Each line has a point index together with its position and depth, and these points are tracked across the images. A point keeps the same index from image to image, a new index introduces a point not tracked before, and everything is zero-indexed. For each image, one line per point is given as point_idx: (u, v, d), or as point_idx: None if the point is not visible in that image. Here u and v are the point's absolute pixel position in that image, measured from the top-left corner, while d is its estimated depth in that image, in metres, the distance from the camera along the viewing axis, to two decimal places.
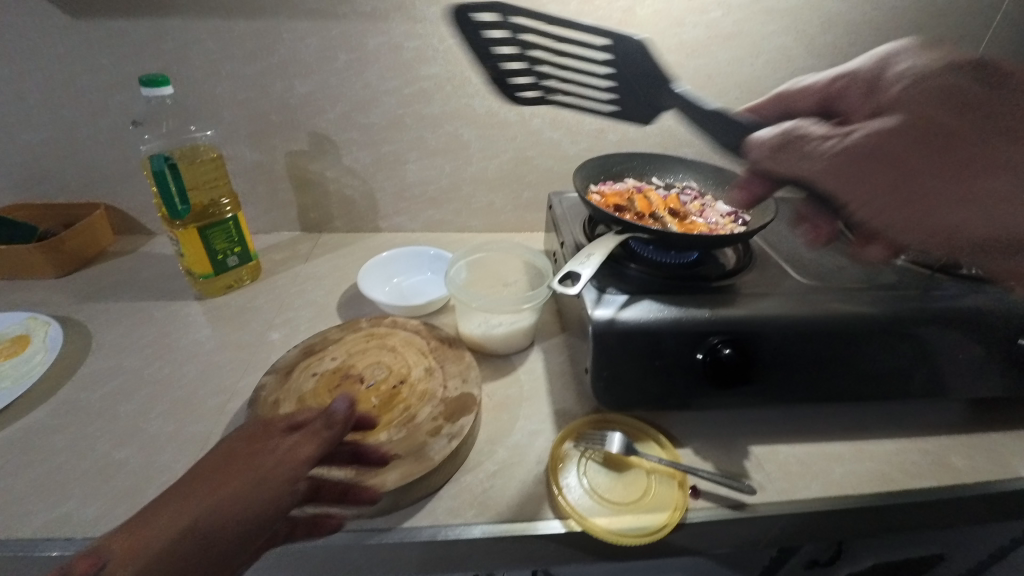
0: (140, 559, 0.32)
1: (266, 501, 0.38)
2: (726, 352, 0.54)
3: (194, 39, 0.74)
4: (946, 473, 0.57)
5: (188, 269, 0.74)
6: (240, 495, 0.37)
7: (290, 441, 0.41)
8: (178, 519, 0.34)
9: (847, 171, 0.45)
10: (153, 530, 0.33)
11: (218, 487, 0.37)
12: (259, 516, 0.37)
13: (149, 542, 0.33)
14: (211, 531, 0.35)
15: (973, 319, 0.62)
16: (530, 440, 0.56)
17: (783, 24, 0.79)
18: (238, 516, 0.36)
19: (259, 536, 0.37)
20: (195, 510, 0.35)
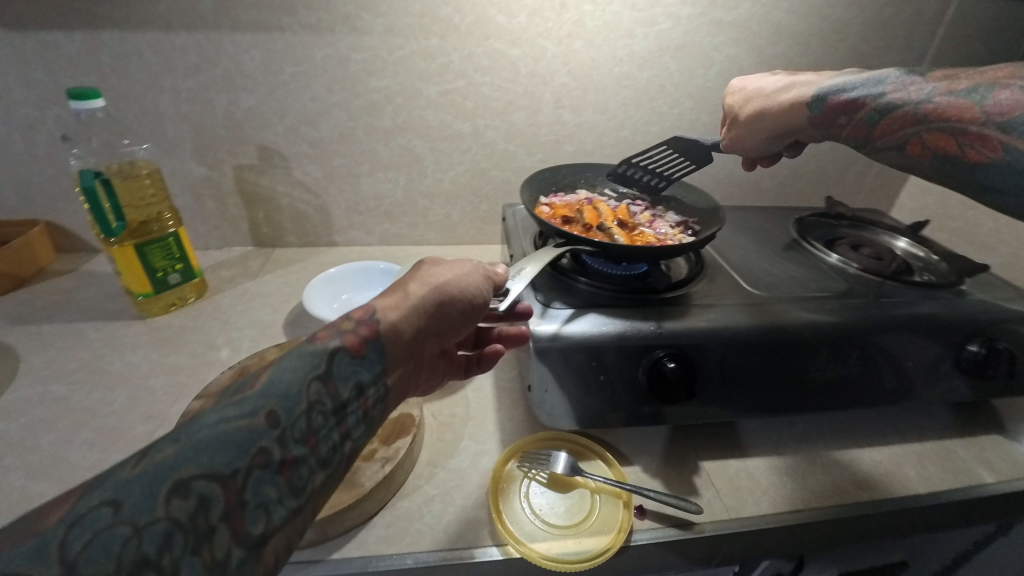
0: (398, 312, 0.39)
1: (481, 279, 0.45)
2: (670, 366, 0.53)
3: (131, 51, 0.71)
4: (898, 483, 0.57)
5: (126, 288, 0.71)
6: (453, 291, 0.42)
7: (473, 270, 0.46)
8: (409, 293, 0.40)
9: (755, 136, 0.62)
10: (396, 296, 0.40)
11: (427, 274, 0.42)
12: (474, 294, 0.43)
13: (402, 302, 0.39)
14: (447, 304, 0.42)
15: (926, 325, 0.61)
16: (473, 462, 0.54)
17: (732, 35, 0.80)
18: (458, 293, 0.42)
19: (475, 309, 0.44)
20: (434, 286, 0.41)
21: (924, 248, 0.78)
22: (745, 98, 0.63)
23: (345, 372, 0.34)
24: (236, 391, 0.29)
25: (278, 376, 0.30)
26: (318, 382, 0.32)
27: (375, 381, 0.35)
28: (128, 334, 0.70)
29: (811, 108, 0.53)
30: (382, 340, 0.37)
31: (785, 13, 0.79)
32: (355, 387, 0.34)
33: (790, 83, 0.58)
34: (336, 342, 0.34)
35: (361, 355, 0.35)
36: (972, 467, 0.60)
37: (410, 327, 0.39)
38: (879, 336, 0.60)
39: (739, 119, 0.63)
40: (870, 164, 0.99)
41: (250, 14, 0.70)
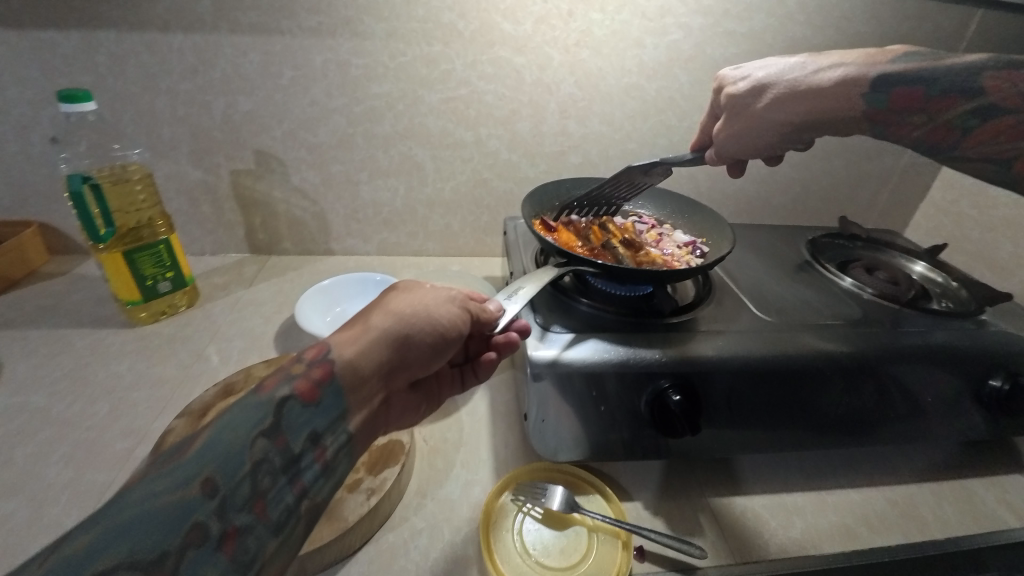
0: (357, 348, 0.37)
1: (456, 306, 0.42)
2: (675, 398, 0.50)
3: (128, 51, 0.69)
4: (912, 526, 0.54)
5: (114, 295, 0.69)
6: (418, 327, 0.39)
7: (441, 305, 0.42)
8: (371, 325, 0.39)
9: (771, 126, 0.55)
10: (357, 331, 0.38)
11: (393, 303, 0.41)
12: (447, 323, 0.41)
13: (363, 337, 0.38)
14: (415, 335, 0.40)
15: (949, 355, 0.58)
16: (464, 492, 0.52)
17: (745, 47, 0.77)
18: (426, 323, 0.40)
19: (448, 339, 0.42)
20: (400, 316, 0.39)
21: (943, 273, 0.74)
22: (756, 89, 0.56)
23: (296, 422, 0.32)
24: (170, 456, 0.28)
25: (215, 437, 0.29)
26: (263, 437, 0.30)
27: (332, 428, 0.34)
28: (115, 343, 0.68)
29: (868, 99, 0.48)
30: (338, 382, 0.35)
31: (801, 25, 0.76)
32: (308, 438, 0.32)
33: (826, 67, 0.52)
34: (285, 390, 0.33)
35: (313, 402, 0.33)
36: (990, 510, 0.57)
37: (370, 364, 0.37)
38: (897, 368, 0.57)
39: (750, 111, 0.57)
40: (885, 183, 0.95)
41: (249, 16, 0.68)
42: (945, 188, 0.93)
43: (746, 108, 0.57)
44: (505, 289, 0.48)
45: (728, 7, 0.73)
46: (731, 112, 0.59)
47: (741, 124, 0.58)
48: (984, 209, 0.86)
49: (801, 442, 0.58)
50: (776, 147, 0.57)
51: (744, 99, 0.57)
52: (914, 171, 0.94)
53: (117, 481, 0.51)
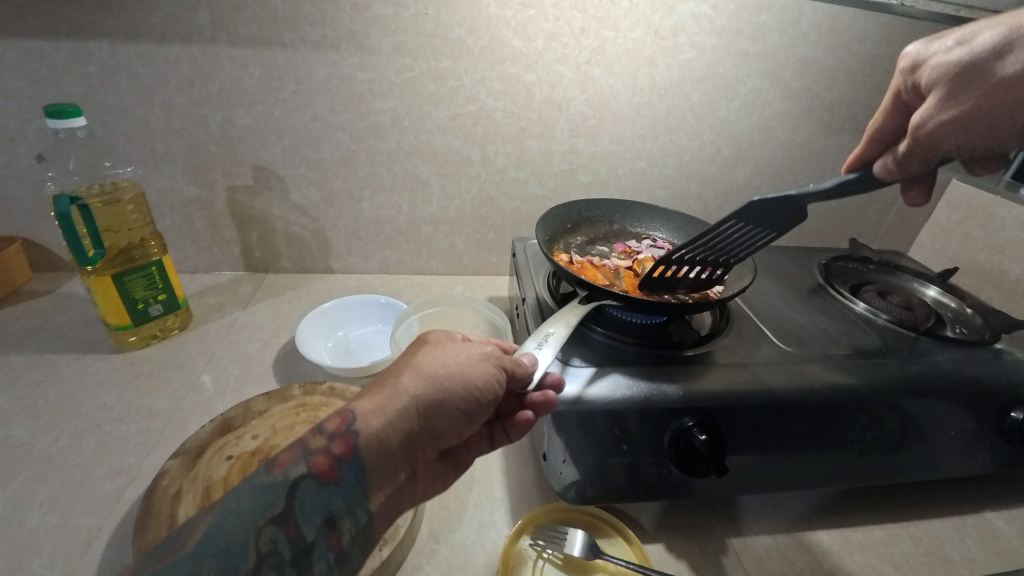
0: (382, 418, 0.33)
1: (495, 363, 0.35)
2: (700, 437, 0.48)
3: (121, 63, 0.66)
4: (939, 565, 0.53)
5: (103, 319, 0.65)
6: (443, 394, 0.33)
7: (473, 363, 0.35)
8: (398, 389, 0.33)
9: (1019, 111, 0.41)
10: (384, 395, 0.34)
11: (425, 359, 0.35)
12: (484, 384, 0.34)
13: (388, 404, 0.33)
14: (447, 400, 0.34)
15: (972, 388, 0.57)
16: (478, 537, 0.50)
17: (758, 67, 0.76)
18: (460, 385, 0.34)
19: (487, 403, 0.35)
20: (430, 378, 0.34)
21: (956, 298, 0.74)
22: (1000, 48, 0.41)
23: (310, 506, 0.30)
24: (165, 552, 0.26)
25: (218, 527, 0.27)
26: (271, 526, 0.28)
27: (351, 510, 0.31)
28: (104, 370, 0.65)
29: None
30: (358, 458, 0.32)
31: (813, 46, 0.75)
32: (324, 523, 0.30)
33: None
34: (301, 469, 0.31)
35: (332, 482, 0.31)
36: (1015, 546, 0.56)
37: (396, 436, 0.33)
38: (917, 401, 0.56)
39: (994, 78, 0.41)
40: (891, 203, 0.95)
41: (250, 28, 0.65)
42: (950, 210, 0.93)
43: (980, 79, 0.41)
44: (533, 334, 0.43)
45: (742, 27, 0.72)
46: (951, 85, 0.43)
47: (962, 108, 0.42)
48: (991, 231, 0.86)
49: (823, 477, 0.56)
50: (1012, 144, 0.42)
51: (973, 66, 0.42)
52: None
53: (106, 527, 0.47)
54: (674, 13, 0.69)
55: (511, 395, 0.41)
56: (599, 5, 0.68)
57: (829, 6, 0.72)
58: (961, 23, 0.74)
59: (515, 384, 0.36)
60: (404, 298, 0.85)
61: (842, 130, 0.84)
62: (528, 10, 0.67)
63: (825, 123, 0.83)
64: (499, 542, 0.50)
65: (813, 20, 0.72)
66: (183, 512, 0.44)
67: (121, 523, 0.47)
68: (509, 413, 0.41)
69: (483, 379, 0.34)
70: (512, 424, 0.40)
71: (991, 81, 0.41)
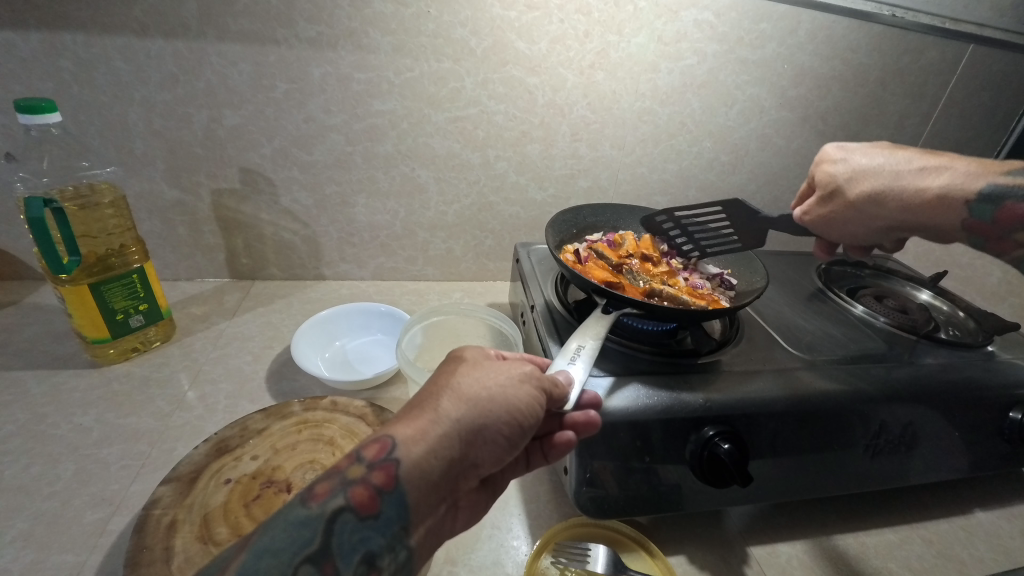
0: (424, 445, 0.31)
1: (534, 386, 0.36)
2: (725, 447, 0.47)
3: (99, 57, 0.61)
4: (952, 568, 0.53)
5: (78, 332, 0.60)
6: (486, 418, 0.33)
7: (513, 385, 0.35)
8: (439, 414, 0.32)
9: (864, 221, 0.54)
10: (424, 420, 0.32)
11: (464, 382, 0.34)
12: (525, 407, 0.34)
13: (430, 430, 0.32)
14: (489, 425, 0.33)
15: (978, 391, 0.58)
16: (498, 557, 0.48)
17: (757, 75, 0.76)
18: (502, 409, 0.33)
19: (526, 427, 0.35)
20: (472, 401, 0.33)
21: (949, 302, 0.75)
22: (854, 176, 0.54)
23: (349, 544, 0.27)
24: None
25: (252, 566, 0.24)
26: (309, 565, 0.25)
27: (391, 547, 0.29)
28: (78, 388, 0.60)
29: (972, 209, 0.45)
30: (400, 490, 0.30)
31: (809, 55, 0.76)
32: (363, 561, 0.27)
33: (930, 169, 0.49)
34: (339, 500, 0.28)
35: (371, 516, 0.29)
36: (1019, 546, 0.57)
37: (438, 465, 0.31)
38: (927, 406, 0.56)
39: (847, 195, 0.54)
40: None
41: (240, 23, 0.62)
42: None
43: (839, 192, 0.55)
44: (562, 349, 0.46)
45: (742, 35, 0.72)
46: (825, 191, 0.56)
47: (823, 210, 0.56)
48: None
49: (843, 484, 0.55)
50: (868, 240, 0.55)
51: (833, 180, 0.56)
52: None
53: (90, 563, 0.43)
54: (677, 19, 0.69)
55: (551, 414, 0.41)
56: (604, 9, 0.67)
57: (825, 16, 0.73)
58: (947, 35, 0.77)
59: (551, 404, 0.37)
60: (400, 306, 0.83)
61: (834, 138, 0.85)
62: (533, 12, 0.66)
63: (818, 130, 0.84)
64: (519, 563, 0.47)
65: (809, 29, 0.74)
66: (180, 544, 0.40)
67: (108, 557, 0.43)
68: (546, 433, 0.41)
69: (524, 401, 0.34)
70: (551, 445, 0.40)
71: (842, 197, 0.54)
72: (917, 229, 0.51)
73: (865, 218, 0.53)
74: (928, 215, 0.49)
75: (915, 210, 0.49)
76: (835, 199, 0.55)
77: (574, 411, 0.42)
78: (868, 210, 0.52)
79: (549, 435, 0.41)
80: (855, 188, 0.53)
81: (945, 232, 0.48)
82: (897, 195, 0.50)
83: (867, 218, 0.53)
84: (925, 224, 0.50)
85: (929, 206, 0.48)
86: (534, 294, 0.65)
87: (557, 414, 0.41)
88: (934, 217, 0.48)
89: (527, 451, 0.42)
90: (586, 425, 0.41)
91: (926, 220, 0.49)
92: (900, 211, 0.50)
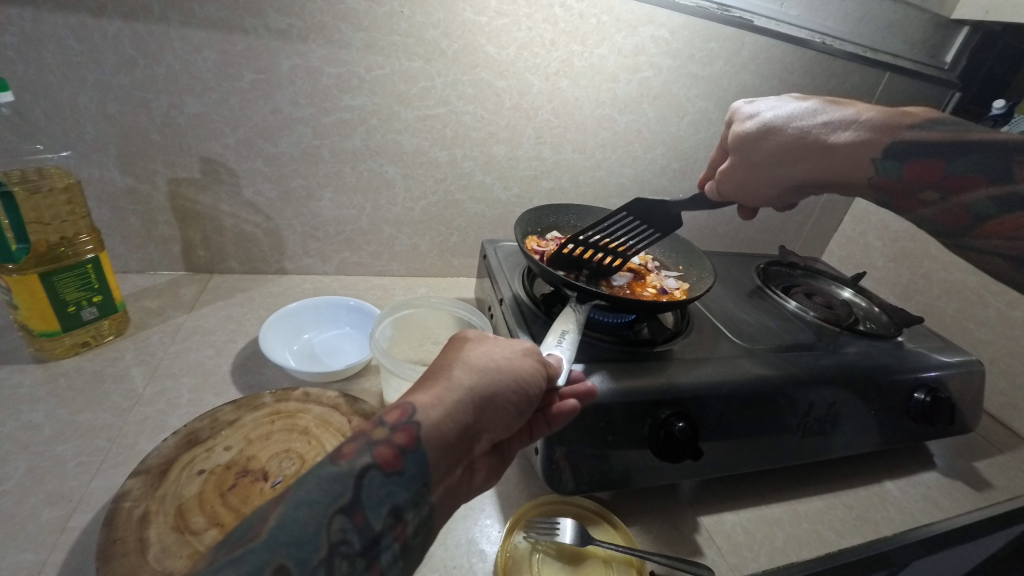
0: (441, 408, 0.33)
1: (535, 360, 0.39)
2: (680, 425, 0.52)
3: (49, 36, 0.58)
4: (868, 527, 0.61)
5: (24, 325, 0.57)
6: (497, 385, 0.36)
7: (520, 359, 0.38)
8: (453, 381, 0.35)
9: (767, 177, 0.57)
10: (439, 387, 0.35)
11: (473, 356, 0.37)
12: (529, 377, 0.38)
13: (446, 395, 0.34)
14: (499, 392, 0.36)
15: (889, 374, 0.67)
16: (472, 534, 0.50)
17: (706, 90, 0.83)
18: (510, 378, 0.37)
19: (530, 395, 0.38)
20: (483, 370, 0.36)
21: (866, 299, 0.85)
22: (773, 124, 0.56)
23: (376, 496, 0.29)
24: (236, 541, 0.25)
25: (290, 515, 0.26)
26: (342, 514, 0.27)
27: (415, 502, 0.31)
28: (22, 384, 0.56)
29: (881, 168, 0.45)
30: (422, 449, 0.31)
31: (751, 73, 0.83)
32: (389, 513, 0.29)
33: (837, 123, 0.50)
34: (365, 459, 0.30)
35: (395, 472, 0.30)
36: (921, 507, 0.66)
37: (454, 426, 0.33)
38: (850, 387, 0.64)
39: (755, 149, 0.58)
40: (808, 216, 1.08)
41: (208, 9, 0.61)
42: (855, 223, 1.06)
43: (761, 137, 0.57)
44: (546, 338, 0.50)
45: (694, 52, 0.78)
46: (741, 147, 0.60)
47: (733, 154, 0.61)
48: (886, 241, 1.00)
49: (782, 458, 0.62)
50: (786, 196, 0.57)
51: (752, 131, 0.58)
52: (832, 208, 1.08)
53: (53, 560, 0.41)
54: (637, 34, 0.74)
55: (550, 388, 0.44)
56: (569, 20, 0.71)
57: (764, 39, 0.81)
58: (868, 63, 0.87)
59: (548, 382, 0.41)
60: (366, 300, 0.83)
61: None
62: (503, 18, 0.69)
63: None
64: (493, 541, 0.50)
65: (752, 51, 0.81)
66: (155, 534, 0.40)
67: (74, 552, 0.42)
68: (548, 405, 0.43)
69: (528, 371, 0.38)
70: (556, 413, 0.43)
71: (755, 141, 0.58)
72: (848, 177, 0.49)
73: (790, 171, 0.54)
74: (837, 159, 0.49)
75: (828, 149, 0.50)
76: (737, 155, 0.60)
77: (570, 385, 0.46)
78: (776, 157, 0.55)
79: (550, 406, 0.43)
80: (768, 129, 0.56)
81: (848, 166, 0.48)
82: (814, 139, 0.51)
83: (796, 162, 0.53)
84: (852, 168, 0.48)
85: (847, 146, 0.48)
86: (500, 289, 0.67)
87: (556, 389, 0.44)
88: (838, 158, 0.49)
89: (531, 423, 0.43)
90: (584, 396, 0.45)
91: (838, 163, 0.49)
92: (795, 163, 0.53)
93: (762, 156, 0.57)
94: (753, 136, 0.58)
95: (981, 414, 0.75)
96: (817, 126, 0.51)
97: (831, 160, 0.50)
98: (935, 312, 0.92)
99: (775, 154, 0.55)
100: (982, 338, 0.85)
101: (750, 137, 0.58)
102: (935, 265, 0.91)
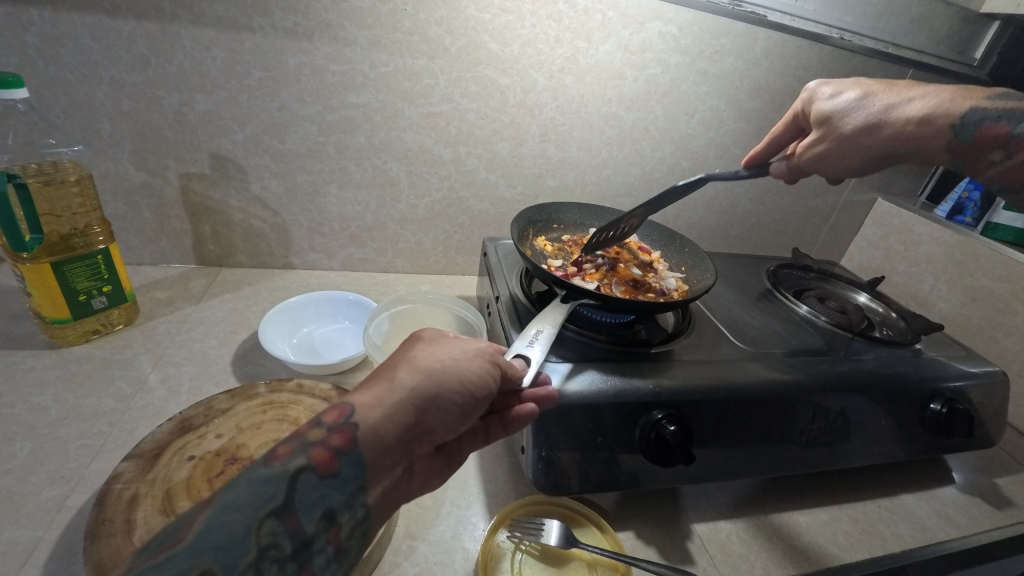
0: (379, 410, 0.33)
1: (487, 361, 0.38)
2: (670, 428, 0.50)
3: (68, 35, 0.60)
4: (873, 542, 0.58)
5: (38, 312, 0.60)
6: (439, 386, 0.35)
7: (468, 361, 0.37)
8: (395, 383, 0.34)
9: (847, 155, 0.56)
10: (380, 388, 0.34)
11: (420, 356, 0.37)
12: (478, 379, 0.36)
13: (386, 396, 0.34)
14: (443, 394, 0.35)
15: (903, 383, 0.63)
16: (456, 531, 0.50)
17: (717, 87, 0.81)
18: (455, 379, 0.35)
19: (479, 397, 0.37)
20: (427, 371, 0.35)
21: (883, 304, 0.82)
22: (854, 104, 0.55)
23: (310, 499, 0.29)
24: (160, 547, 0.25)
25: (216, 520, 0.26)
26: (270, 519, 0.27)
27: (349, 505, 0.31)
28: (34, 368, 0.59)
29: (955, 132, 0.47)
30: (357, 451, 0.31)
31: (764, 70, 0.81)
32: (323, 517, 0.29)
33: (916, 98, 0.51)
34: (299, 461, 0.30)
35: (330, 474, 0.30)
36: (935, 524, 0.63)
37: (393, 429, 0.33)
38: (859, 396, 0.61)
39: (838, 129, 0.56)
40: (825, 218, 1.04)
41: (217, 9, 0.62)
42: (876, 225, 1.02)
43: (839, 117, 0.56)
44: (522, 334, 0.49)
45: (704, 48, 0.77)
46: (819, 128, 0.58)
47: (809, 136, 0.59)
48: (909, 246, 0.96)
49: (783, 468, 0.59)
50: (866, 169, 0.57)
51: (828, 111, 0.57)
52: (851, 210, 1.04)
53: (47, 538, 0.43)
54: (643, 30, 0.73)
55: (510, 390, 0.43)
56: (575, 16, 0.70)
57: (779, 35, 0.78)
58: (891, 58, 0.84)
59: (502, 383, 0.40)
60: (368, 295, 0.84)
61: None
62: (507, 15, 0.69)
63: None
64: (477, 539, 0.50)
65: (765, 46, 0.79)
66: (142, 516, 0.41)
67: (65, 534, 0.43)
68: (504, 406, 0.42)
69: (475, 373, 0.37)
70: (512, 415, 0.41)
71: (835, 121, 0.56)
72: (929, 152, 0.50)
73: (875, 147, 0.54)
74: (920, 132, 0.50)
75: (910, 122, 0.50)
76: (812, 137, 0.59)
77: (532, 386, 0.44)
78: (856, 137, 0.55)
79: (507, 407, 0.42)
80: (846, 109, 0.55)
81: (929, 136, 0.49)
82: (891, 116, 0.52)
83: (879, 141, 0.53)
84: (936, 141, 0.49)
85: (927, 119, 0.49)
86: (497, 286, 0.68)
87: (514, 390, 0.43)
88: (919, 134, 0.50)
89: (487, 423, 0.42)
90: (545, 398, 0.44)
91: (920, 136, 0.50)
92: (874, 142, 0.54)
93: (842, 137, 0.56)
94: (832, 116, 0.57)
95: (1005, 428, 0.71)
96: (897, 103, 0.52)
97: (914, 135, 0.50)
98: (959, 320, 0.88)
99: (856, 135, 0.54)
100: (1009, 348, 0.80)
101: (825, 119, 0.57)
102: (961, 272, 0.87)
